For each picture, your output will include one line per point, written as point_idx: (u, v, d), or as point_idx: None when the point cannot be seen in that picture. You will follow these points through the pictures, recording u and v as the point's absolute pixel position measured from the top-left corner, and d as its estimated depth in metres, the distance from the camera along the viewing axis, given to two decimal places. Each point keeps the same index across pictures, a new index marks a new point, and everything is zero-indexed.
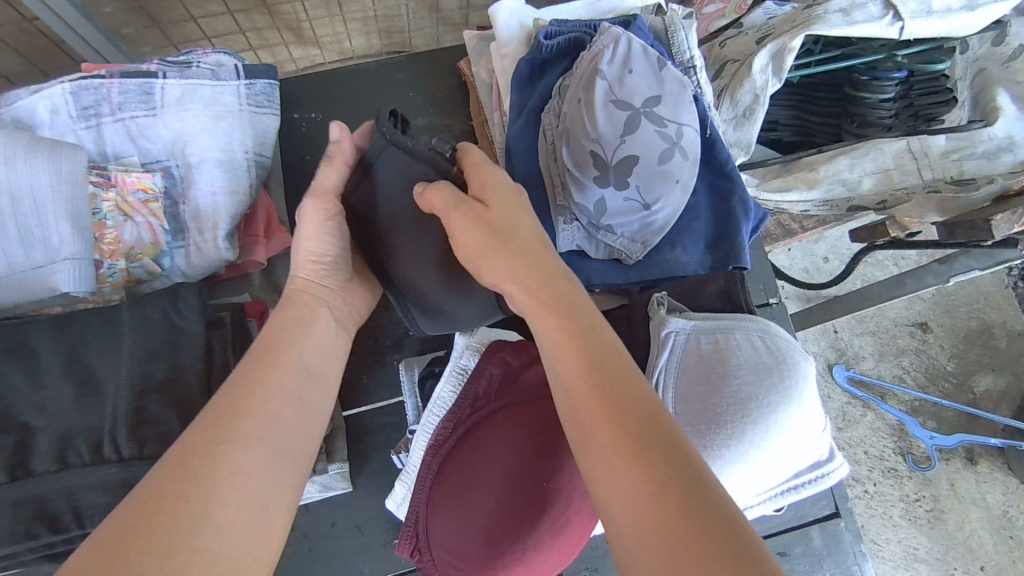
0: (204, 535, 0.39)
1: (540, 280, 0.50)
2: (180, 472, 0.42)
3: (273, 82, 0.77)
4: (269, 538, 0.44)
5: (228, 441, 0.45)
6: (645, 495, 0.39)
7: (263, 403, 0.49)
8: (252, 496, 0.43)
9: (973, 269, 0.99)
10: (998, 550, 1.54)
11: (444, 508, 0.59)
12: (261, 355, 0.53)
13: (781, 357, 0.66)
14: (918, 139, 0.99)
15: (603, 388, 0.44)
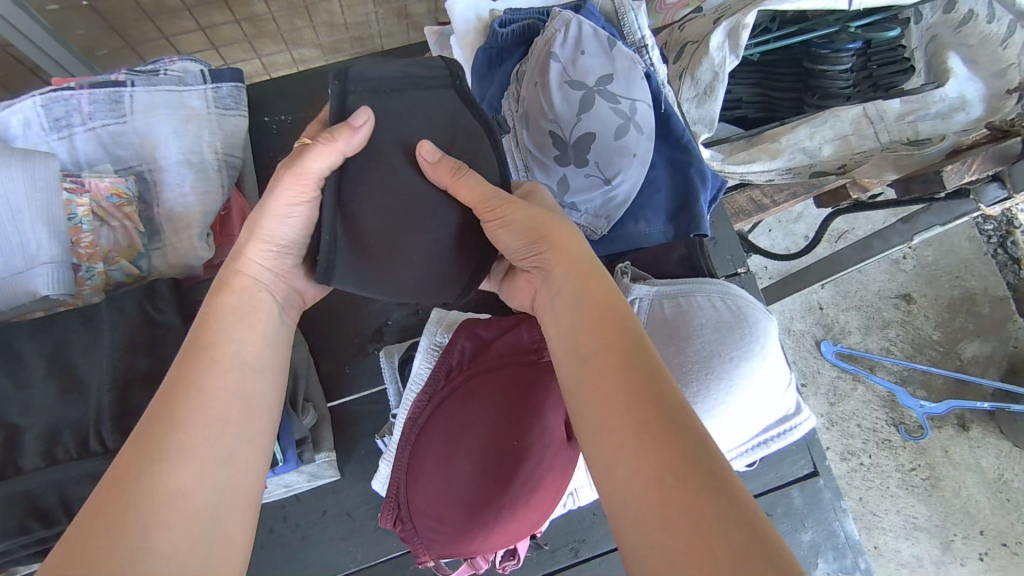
0: (149, 556, 0.40)
1: (574, 266, 0.53)
2: (114, 495, 0.42)
3: (239, 85, 0.79)
4: (227, 548, 0.45)
5: (167, 456, 0.45)
6: (667, 473, 0.40)
7: (207, 408, 0.48)
8: (199, 511, 0.44)
9: (934, 225, 1.03)
10: (995, 513, 1.56)
11: (426, 477, 0.62)
12: (193, 354, 0.51)
13: (741, 315, 0.68)
14: (874, 105, 1.03)
15: (625, 367, 0.45)
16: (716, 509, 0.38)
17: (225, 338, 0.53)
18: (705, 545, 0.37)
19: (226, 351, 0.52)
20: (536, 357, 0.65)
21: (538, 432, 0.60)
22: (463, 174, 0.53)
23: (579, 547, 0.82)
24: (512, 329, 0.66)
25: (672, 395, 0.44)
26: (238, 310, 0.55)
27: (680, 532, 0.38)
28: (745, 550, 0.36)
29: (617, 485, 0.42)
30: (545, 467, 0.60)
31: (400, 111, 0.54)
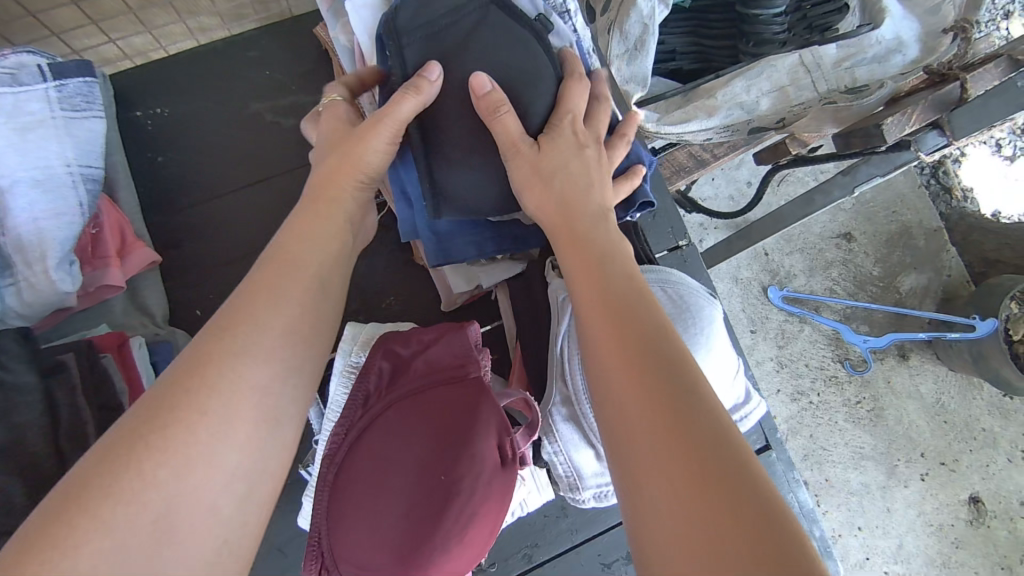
0: (220, 449, 0.43)
1: (568, 219, 0.58)
2: (189, 385, 0.44)
3: (90, 79, 0.72)
4: (288, 453, 0.48)
5: (245, 352, 0.47)
6: (641, 401, 0.44)
7: (286, 313, 0.50)
8: (269, 416, 0.46)
9: (875, 176, 0.97)
10: (935, 436, 1.60)
11: (351, 521, 0.54)
12: (276, 256, 0.53)
13: (685, 305, 0.64)
14: (811, 51, 1.00)
15: (609, 310, 0.50)
16: (684, 432, 0.41)
17: (304, 246, 0.54)
18: (671, 462, 0.41)
19: (306, 260, 0.53)
20: (463, 374, 0.60)
21: (469, 463, 0.55)
22: (504, 113, 0.59)
23: (531, 552, 0.78)
24: (434, 344, 0.60)
25: (649, 331, 0.48)
26: (328, 222, 0.57)
27: (654, 454, 0.42)
28: (707, 464, 0.39)
29: (632, 473, 0.43)
30: (477, 501, 0.55)
31: (449, 47, 0.62)
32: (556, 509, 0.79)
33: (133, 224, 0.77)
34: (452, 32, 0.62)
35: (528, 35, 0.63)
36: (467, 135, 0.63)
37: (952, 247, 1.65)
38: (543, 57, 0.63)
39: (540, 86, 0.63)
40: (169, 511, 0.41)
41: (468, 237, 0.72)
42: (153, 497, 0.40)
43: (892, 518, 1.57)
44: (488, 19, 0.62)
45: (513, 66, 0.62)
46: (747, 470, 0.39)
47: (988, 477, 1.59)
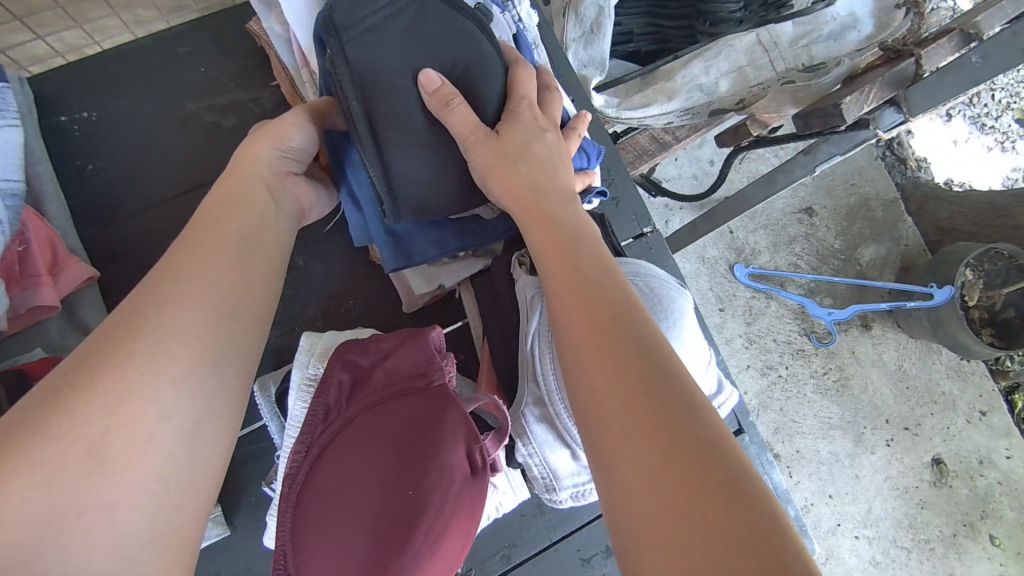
0: (152, 385, 0.47)
1: (546, 221, 0.56)
2: (122, 331, 0.48)
3: (3, 84, 0.65)
4: (222, 390, 0.52)
5: (173, 301, 0.51)
6: (635, 414, 0.43)
7: (211, 271, 0.54)
8: (198, 356, 0.50)
9: (834, 155, 0.97)
10: (897, 403, 1.65)
11: (313, 539, 0.52)
12: (199, 220, 0.57)
13: (657, 296, 0.63)
14: (767, 31, 1.01)
15: (595, 316, 0.49)
16: (679, 446, 0.41)
17: (226, 209, 0.58)
18: (669, 478, 0.40)
19: (228, 218, 0.57)
20: (425, 383, 0.58)
21: (437, 476, 0.52)
22: (457, 105, 0.56)
23: (509, 553, 0.77)
24: (395, 352, 0.58)
25: (636, 339, 0.47)
26: (243, 191, 0.60)
27: (650, 468, 0.41)
28: (705, 479, 0.39)
29: (618, 476, 0.42)
30: (447, 514, 0.52)
31: (392, 38, 0.56)
32: (533, 508, 0.78)
33: (65, 238, 0.71)
34: (391, 21, 0.56)
35: (469, 24, 0.59)
36: (423, 136, 0.59)
37: (908, 218, 1.68)
38: (487, 45, 0.60)
39: (490, 79, 0.60)
40: (105, 441, 0.44)
41: (424, 236, 0.70)
42: (86, 428, 0.44)
43: (861, 484, 1.61)
44: (427, 7, 0.58)
45: (462, 57, 0.59)
46: (745, 484, 0.39)
47: (949, 440, 1.64)
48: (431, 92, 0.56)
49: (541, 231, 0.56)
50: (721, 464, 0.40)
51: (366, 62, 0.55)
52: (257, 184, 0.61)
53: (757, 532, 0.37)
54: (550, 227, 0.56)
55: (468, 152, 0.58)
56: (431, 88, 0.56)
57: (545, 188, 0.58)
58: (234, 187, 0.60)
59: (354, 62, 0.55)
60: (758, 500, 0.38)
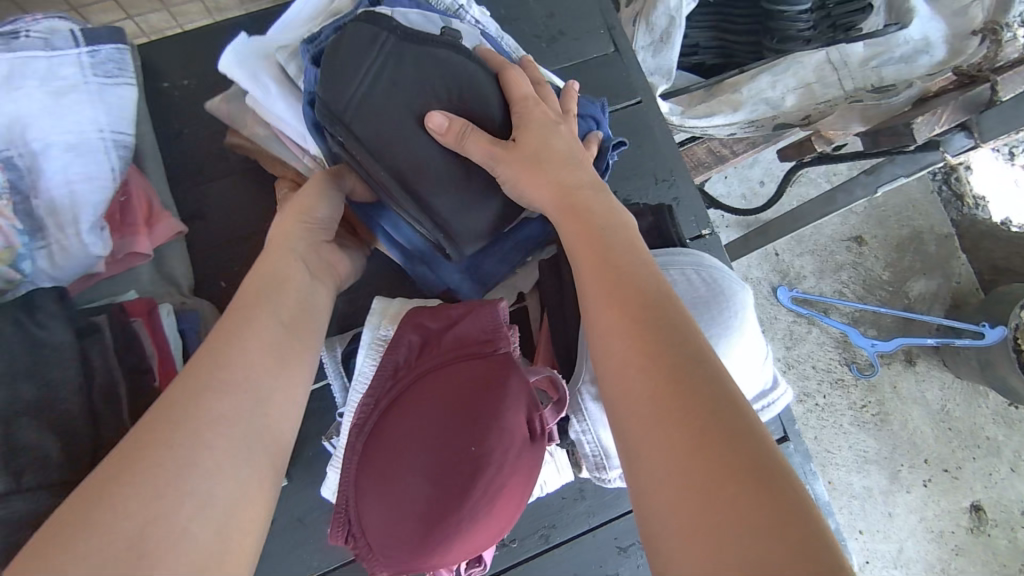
0: (190, 478, 0.42)
1: (582, 217, 0.57)
2: (157, 422, 0.44)
3: (122, 47, 0.69)
4: (261, 479, 0.46)
5: (212, 387, 0.47)
6: (666, 403, 0.43)
7: (251, 352, 0.51)
8: (238, 443, 0.46)
9: (898, 176, 0.95)
10: (938, 442, 1.60)
11: (374, 489, 0.56)
12: (239, 304, 0.54)
13: (718, 288, 0.64)
14: (837, 50, 1.03)
15: (628, 309, 0.49)
16: (711, 436, 0.40)
17: (262, 286, 0.56)
18: (700, 466, 0.40)
19: (259, 294, 0.56)
20: (492, 350, 0.61)
21: (497, 438, 0.55)
22: (471, 134, 0.59)
23: (549, 533, 0.79)
24: (462, 320, 0.61)
25: (671, 331, 0.47)
26: (284, 269, 0.59)
27: (681, 456, 0.41)
28: (736, 468, 0.39)
29: (642, 472, 0.43)
30: (506, 473, 0.55)
31: (385, 90, 0.58)
32: (575, 491, 0.80)
33: (160, 195, 0.76)
34: (379, 86, 0.58)
35: (447, 50, 0.60)
36: (452, 179, 0.63)
37: (962, 254, 1.65)
38: (472, 63, 0.61)
39: (486, 90, 0.62)
40: (143, 537, 0.39)
41: (486, 259, 0.76)
42: (127, 523, 0.39)
43: (893, 522, 1.56)
44: (404, 55, 0.58)
45: (456, 83, 0.60)
46: (778, 473, 0.39)
47: (990, 485, 1.58)
48: (441, 126, 0.58)
49: (575, 227, 0.57)
50: (754, 458, 0.39)
51: (379, 136, 0.59)
52: (294, 258, 0.60)
53: (787, 525, 0.36)
54: (585, 222, 0.56)
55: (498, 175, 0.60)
56: (441, 122, 0.58)
57: (576, 188, 0.58)
58: (272, 265, 0.59)
59: (363, 137, 0.59)
60: (791, 496, 0.37)
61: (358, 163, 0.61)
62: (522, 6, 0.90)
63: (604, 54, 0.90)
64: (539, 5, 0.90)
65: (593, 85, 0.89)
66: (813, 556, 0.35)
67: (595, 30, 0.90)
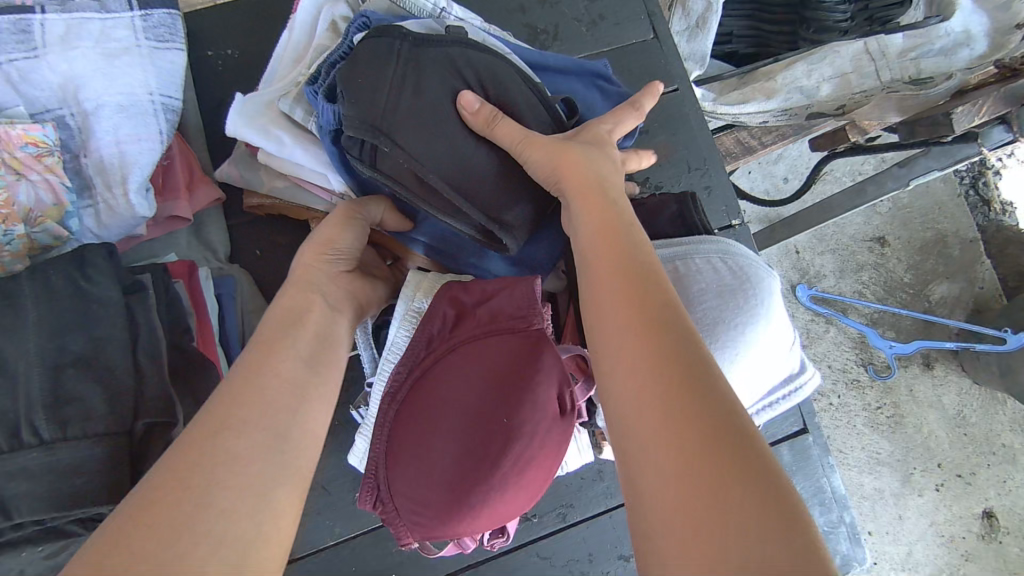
0: (208, 519, 0.40)
1: (596, 204, 0.55)
2: (176, 462, 0.43)
3: (173, 12, 0.69)
4: (280, 518, 0.44)
5: (229, 427, 0.46)
6: (669, 398, 0.42)
7: (268, 390, 0.50)
8: (255, 481, 0.44)
9: (933, 169, 0.94)
10: (953, 447, 1.58)
11: (401, 457, 0.57)
12: (259, 343, 0.54)
13: (744, 276, 0.62)
14: (876, 41, 1.01)
15: (636, 298, 0.47)
16: (714, 437, 0.39)
17: (282, 324, 0.56)
18: (701, 466, 0.38)
19: (280, 332, 0.55)
20: (525, 326, 0.59)
21: (531, 409, 0.55)
22: (502, 120, 0.58)
23: (566, 512, 0.79)
24: (496, 295, 0.60)
25: (678, 325, 0.45)
26: (300, 306, 0.58)
27: (680, 455, 0.39)
28: (736, 472, 0.38)
29: (639, 464, 0.41)
30: (535, 447, 0.56)
31: (410, 85, 0.57)
32: (594, 473, 0.80)
33: (200, 161, 0.77)
34: (407, 91, 0.57)
35: (452, 45, 0.60)
36: (490, 177, 0.62)
37: (987, 259, 1.62)
38: (490, 58, 0.61)
39: (509, 80, 0.62)
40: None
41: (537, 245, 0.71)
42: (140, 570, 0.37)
43: (903, 525, 1.55)
44: (421, 56, 0.58)
45: (478, 74, 0.61)
46: (778, 481, 0.38)
47: (1004, 493, 1.57)
48: (476, 112, 0.58)
49: (591, 210, 0.55)
50: (758, 463, 0.38)
51: (421, 142, 0.58)
52: (314, 292, 0.60)
53: (788, 536, 0.35)
54: (601, 209, 0.55)
55: (525, 161, 0.59)
56: (471, 108, 0.58)
57: (594, 173, 0.57)
58: (289, 304, 0.58)
59: (406, 146, 0.57)
60: (791, 507, 0.37)
61: (397, 175, 0.60)
62: None
63: (642, 40, 0.90)
64: None
65: (630, 72, 0.89)
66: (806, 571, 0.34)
67: (633, 14, 0.90)
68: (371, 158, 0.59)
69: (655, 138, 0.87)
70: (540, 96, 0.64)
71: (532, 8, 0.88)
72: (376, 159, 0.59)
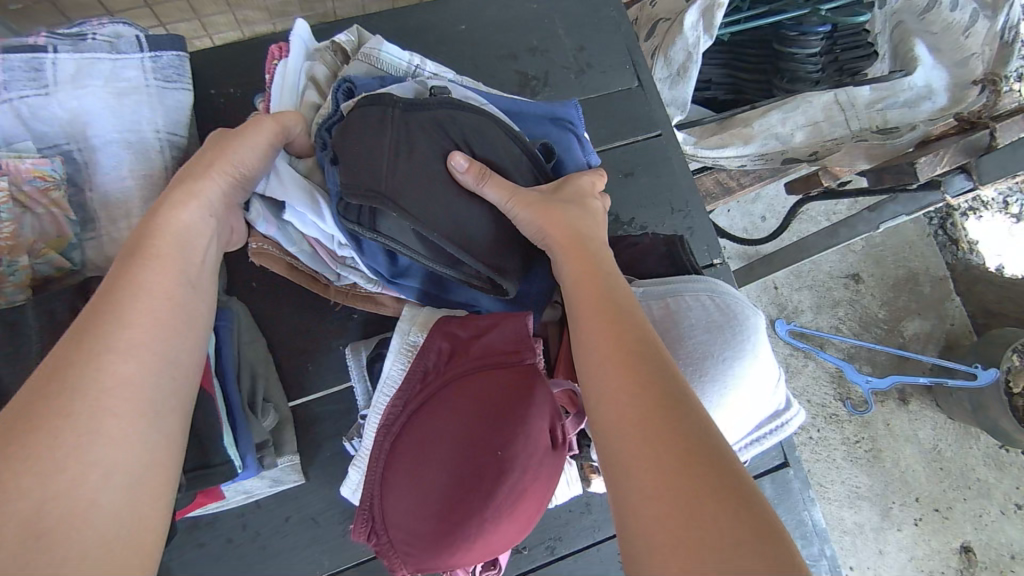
0: (92, 448, 0.42)
1: (582, 251, 0.59)
2: (54, 389, 0.43)
3: (182, 54, 0.72)
4: (166, 440, 0.47)
5: (110, 351, 0.45)
6: (650, 422, 0.44)
7: (152, 310, 0.49)
8: (140, 406, 0.45)
9: (900, 214, 1.00)
10: (930, 481, 1.61)
11: (398, 487, 0.58)
12: (137, 249, 0.51)
13: (730, 313, 0.65)
14: (844, 92, 1.08)
15: (619, 332, 0.50)
16: (693, 456, 0.41)
17: (172, 237, 0.53)
18: (681, 483, 0.40)
19: (170, 243, 0.53)
20: (517, 359, 0.61)
21: (523, 441, 0.56)
22: (491, 176, 0.61)
23: (554, 545, 0.80)
24: (490, 329, 0.62)
25: (657, 357, 0.48)
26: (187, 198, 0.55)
27: (660, 474, 0.41)
28: (715, 487, 0.39)
29: (622, 490, 0.42)
30: (524, 480, 0.56)
31: (404, 147, 0.60)
32: (582, 505, 0.81)
33: None
34: (402, 154, 0.60)
35: (438, 109, 0.63)
36: (478, 223, 0.64)
37: (956, 296, 1.69)
38: (480, 121, 0.65)
39: (494, 142, 0.65)
40: (40, 515, 0.39)
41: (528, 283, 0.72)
42: (23, 502, 0.39)
43: (884, 560, 1.57)
44: (412, 122, 0.61)
45: (466, 137, 0.64)
46: (752, 494, 0.39)
47: (980, 527, 1.60)
48: (467, 175, 0.61)
49: (577, 258, 0.59)
50: (737, 487, 0.39)
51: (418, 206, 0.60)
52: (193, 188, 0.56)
53: (765, 548, 0.36)
54: (590, 257, 0.59)
55: (514, 217, 0.63)
56: (461, 166, 0.61)
57: (582, 228, 0.61)
58: (176, 209, 0.54)
59: (409, 210, 0.59)
60: (769, 522, 0.38)
61: (396, 240, 0.61)
62: (554, 37, 0.94)
63: (628, 88, 0.95)
64: (570, 38, 0.94)
65: (617, 117, 0.93)
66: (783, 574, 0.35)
67: (620, 64, 0.95)
68: (371, 223, 0.60)
69: (640, 179, 0.91)
70: (522, 146, 0.67)
71: (523, 54, 0.93)
72: (377, 225, 0.60)
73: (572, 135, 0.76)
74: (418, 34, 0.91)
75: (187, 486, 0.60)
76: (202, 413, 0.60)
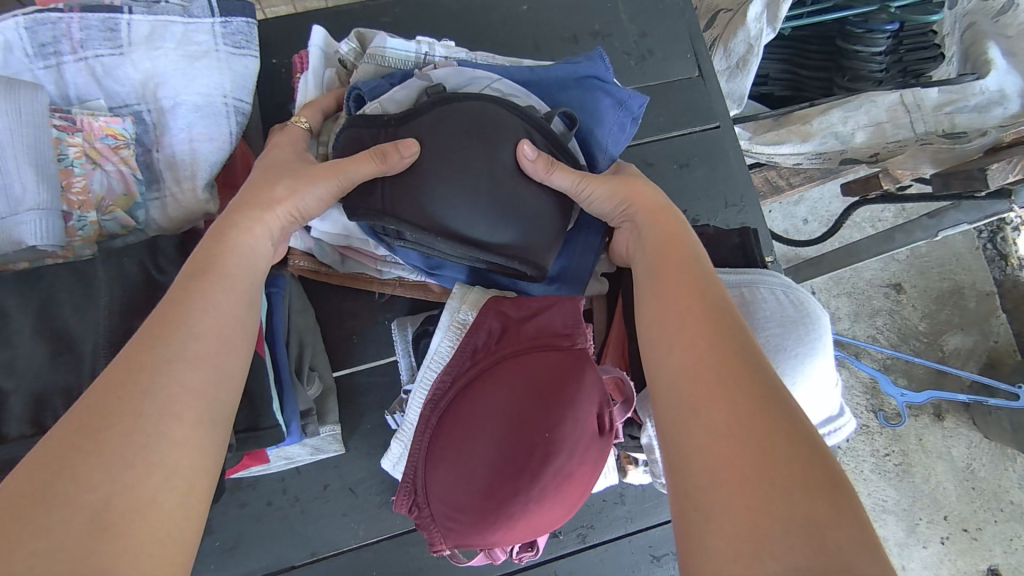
0: (159, 448, 0.38)
1: (662, 220, 0.59)
2: (121, 390, 0.39)
3: (251, 21, 0.72)
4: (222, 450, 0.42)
5: (178, 356, 0.42)
6: (723, 371, 0.43)
7: (218, 322, 0.46)
8: (203, 412, 0.42)
9: (962, 222, 0.97)
10: (961, 500, 1.57)
11: (444, 461, 0.58)
12: (200, 266, 0.49)
13: (804, 309, 0.63)
14: (912, 93, 1.04)
15: (697, 291, 0.50)
16: (765, 407, 0.40)
17: (236, 259, 0.51)
18: (750, 429, 0.39)
19: (236, 263, 0.50)
20: (570, 344, 0.61)
21: (572, 425, 0.56)
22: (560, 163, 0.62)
23: (587, 533, 0.80)
24: (543, 311, 0.62)
25: (733, 316, 0.47)
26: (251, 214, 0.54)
27: (730, 419, 0.40)
28: (786, 439, 0.38)
29: (684, 437, 0.42)
30: (573, 462, 0.56)
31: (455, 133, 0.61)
32: (616, 495, 0.81)
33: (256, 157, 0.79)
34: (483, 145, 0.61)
35: (438, 106, 0.62)
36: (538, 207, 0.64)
37: (1003, 313, 1.63)
38: (485, 105, 0.62)
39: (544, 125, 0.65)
40: (107, 509, 0.35)
41: (573, 258, 0.71)
42: (90, 495, 0.35)
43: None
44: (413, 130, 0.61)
45: (474, 121, 0.61)
46: (823, 453, 0.38)
47: (1009, 551, 1.55)
48: (529, 162, 0.61)
49: (658, 223, 0.59)
50: (809, 443, 0.39)
51: (476, 188, 0.60)
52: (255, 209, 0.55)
53: (833, 506, 0.35)
54: (671, 229, 0.58)
55: (586, 198, 0.63)
56: (529, 154, 0.61)
57: (665, 202, 0.61)
58: (243, 234, 0.53)
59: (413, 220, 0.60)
60: (838, 482, 0.37)
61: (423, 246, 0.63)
62: (615, 22, 0.92)
63: (688, 77, 0.93)
64: (631, 23, 0.93)
65: (674, 105, 0.91)
66: (850, 533, 0.34)
67: (681, 52, 0.93)
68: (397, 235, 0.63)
69: (694, 171, 0.89)
70: (544, 130, 0.65)
71: (584, 38, 0.91)
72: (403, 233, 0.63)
73: (602, 90, 0.70)
74: (478, 11, 0.90)
75: (236, 447, 0.61)
76: (255, 376, 0.62)
